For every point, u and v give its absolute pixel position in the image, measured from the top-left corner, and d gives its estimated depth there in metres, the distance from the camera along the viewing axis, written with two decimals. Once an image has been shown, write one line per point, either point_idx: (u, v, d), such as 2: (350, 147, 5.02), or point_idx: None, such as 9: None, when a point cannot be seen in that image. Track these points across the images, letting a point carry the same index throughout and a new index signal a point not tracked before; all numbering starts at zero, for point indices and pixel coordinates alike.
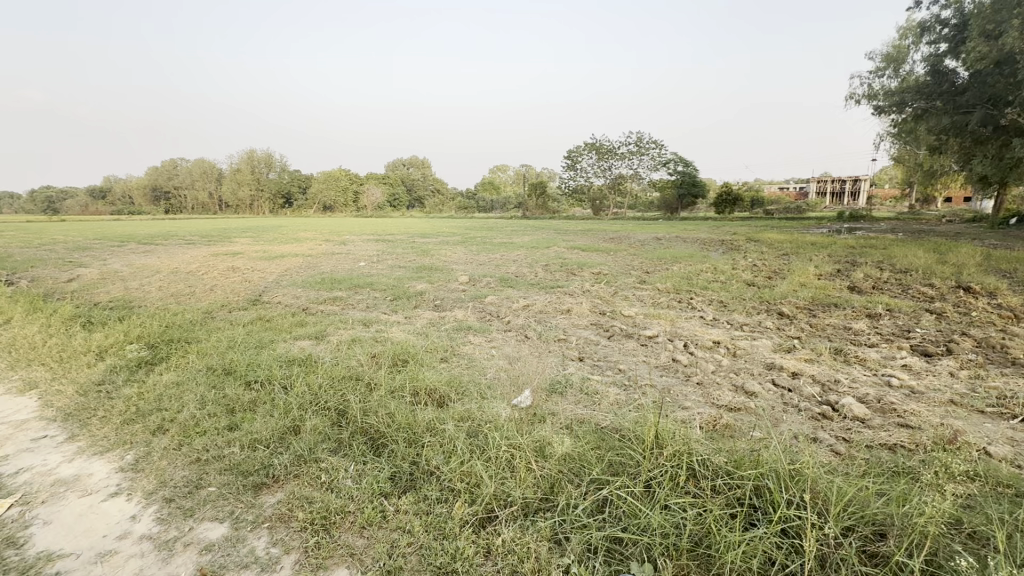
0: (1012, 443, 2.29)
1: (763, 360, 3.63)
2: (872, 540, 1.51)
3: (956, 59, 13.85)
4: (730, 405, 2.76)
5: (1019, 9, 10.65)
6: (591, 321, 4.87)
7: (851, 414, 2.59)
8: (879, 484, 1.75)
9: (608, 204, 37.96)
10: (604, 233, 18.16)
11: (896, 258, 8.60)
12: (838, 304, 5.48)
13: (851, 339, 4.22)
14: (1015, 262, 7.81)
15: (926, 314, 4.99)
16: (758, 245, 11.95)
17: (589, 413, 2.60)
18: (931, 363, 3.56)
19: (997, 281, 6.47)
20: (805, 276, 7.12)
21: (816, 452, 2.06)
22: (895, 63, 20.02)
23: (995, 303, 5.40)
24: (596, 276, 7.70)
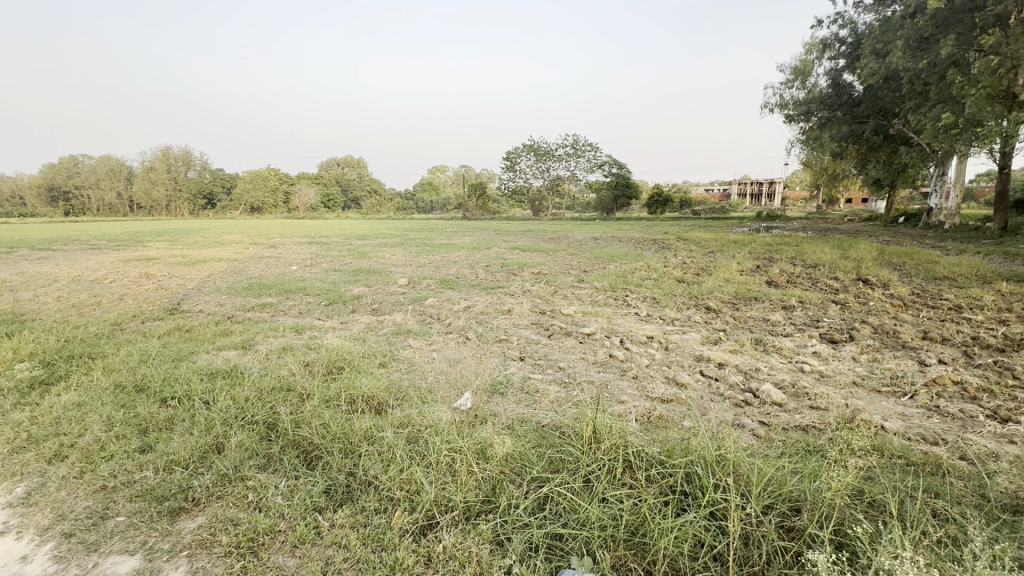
0: (903, 418, 2.58)
1: (693, 353, 3.82)
2: (789, 515, 1.63)
3: (852, 74, 15.40)
4: (663, 396, 2.89)
5: (903, 30, 11.97)
6: (531, 321, 4.92)
7: (771, 400, 2.79)
8: (795, 463, 1.89)
9: (547, 204, 38.76)
10: (544, 232, 18.47)
11: (805, 254, 9.42)
12: (758, 298, 5.90)
13: (769, 329, 4.56)
14: (903, 256, 8.78)
15: (832, 305, 5.49)
16: (686, 244, 12.67)
17: (530, 412, 2.62)
18: (837, 349, 3.92)
19: (889, 274, 7.25)
20: (728, 272, 7.62)
21: (740, 437, 2.20)
22: (802, 75, 21.93)
23: (889, 293, 6.05)
24: (536, 276, 7.83)
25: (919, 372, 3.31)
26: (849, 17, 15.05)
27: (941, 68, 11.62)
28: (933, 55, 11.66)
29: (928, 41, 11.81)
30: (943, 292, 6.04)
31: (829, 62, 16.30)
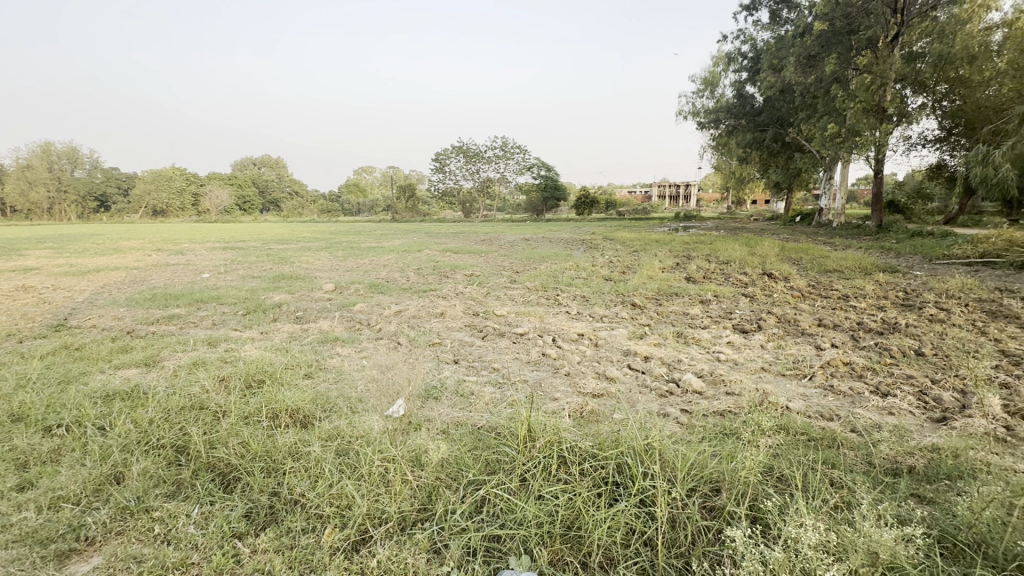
0: (804, 398, 2.85)
1: (621, 348, 3.98)
2: (710, 496, 1.75)
3: (753, 86, 16.85)
4: (594, 391, 2.99)
5: (794, 48, 13.28)
6: (465, 323, 4.89)
7: (692, 388, 2.97)
8: (715, 446, 2.03)
9: (478, 206, 38.79)
10: (476, 234, 18.45)
11: (718, 251, 10.17)
12: (678, 293, 6.27)
13: (689, 322, 4.88)
14: (800, 252, 9.72)
15: (742, 297, 5.97)
16: (612, 244, 13.18)
17: (466, 415, 2.60)
18: (748, 338, 4.26)
19: (789, 268, 8.00)
20: (651, 270, 8.03)
21: (665, 425, 2.33)
22: (711, 86, 23.67)
23: (790, 285, 6.67)
24: (469, 278, 7.81)
25: (816, 355, 3.69)
26: (749, 34, 16.47)
27: (826, 83, 13.01)
28: (818, 72, 13.05)
29: (815, 58, 13.20)
30: (833, 283, 6.77)
31: (734, 74, 17.72)
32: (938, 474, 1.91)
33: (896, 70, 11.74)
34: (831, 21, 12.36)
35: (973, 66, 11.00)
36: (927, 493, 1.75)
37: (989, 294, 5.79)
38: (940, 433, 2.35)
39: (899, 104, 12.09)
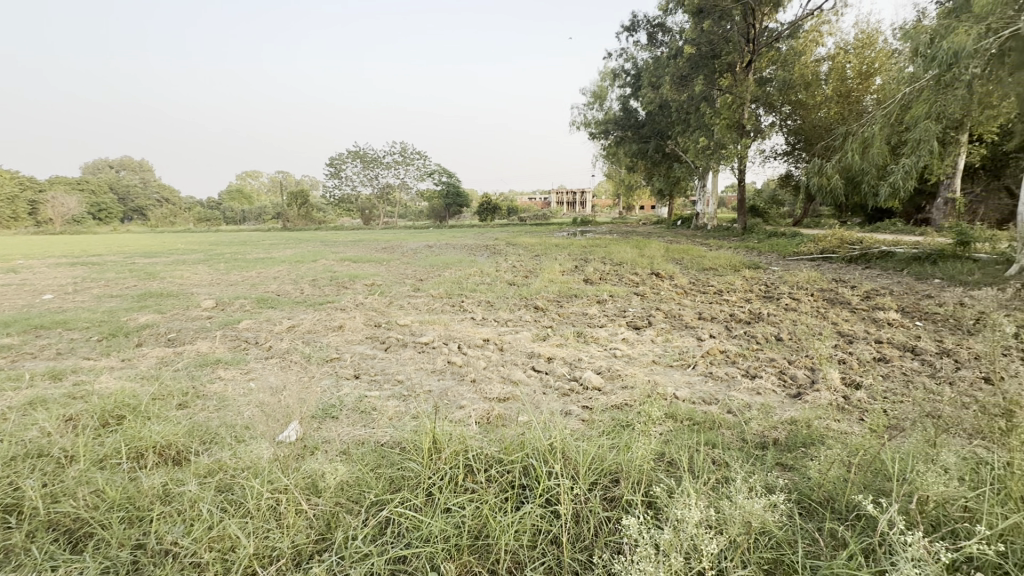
0: (689, 386, 3.12)
1: (525, 351, 4.05)
2: (610, 487, 1.84)
3: (636, 101, 18.30)
4: (500, 395, 3.01)
5: (669, 67, 14.65)
6: (366, 335, 4.67)
7: (592, 385, 3.12)
8: (613, 439, 2.14)
9: (378, 213, 37.53)
10: (376, 242, 17.80)
11: (612, 254, 10.85)
12: (577, 295, 6.55)
13: (588, 322, 5.13)
14: (681, 252, 10.71)
15: (634, 296, 6.42)
16: (515, 249, 13.48)
17: (368, 433, 2.47)
18: (640, 333, 4.59)
19: (673, 267, 8.76)
20: (552, 273, 8.33)
21: (568, 424, 2.41)
22: (600, 99, 25.30)
23: (674, 284, 7.31)
24: (369, 288, 7.50)
25: (697, 345, 4.07)
26: (630, 53, 17.86)
27: (697, 101, 14.51)
28: (690, 91, 14.53)
29: (686, 78, 14.69)
30: (709, 280, 7.53)
31: (619, 89, 19.11)
32: (796, 443, 2.20)
33: (751, 92, 13.48)
34: (698, 46, 13.84)
35: (808, 92, 12.98)
36: (789, 461, 2.00)
37: (828, 284, 6.83)
38: (797, 406, 2.71)
39: (755, 122, 13.86)
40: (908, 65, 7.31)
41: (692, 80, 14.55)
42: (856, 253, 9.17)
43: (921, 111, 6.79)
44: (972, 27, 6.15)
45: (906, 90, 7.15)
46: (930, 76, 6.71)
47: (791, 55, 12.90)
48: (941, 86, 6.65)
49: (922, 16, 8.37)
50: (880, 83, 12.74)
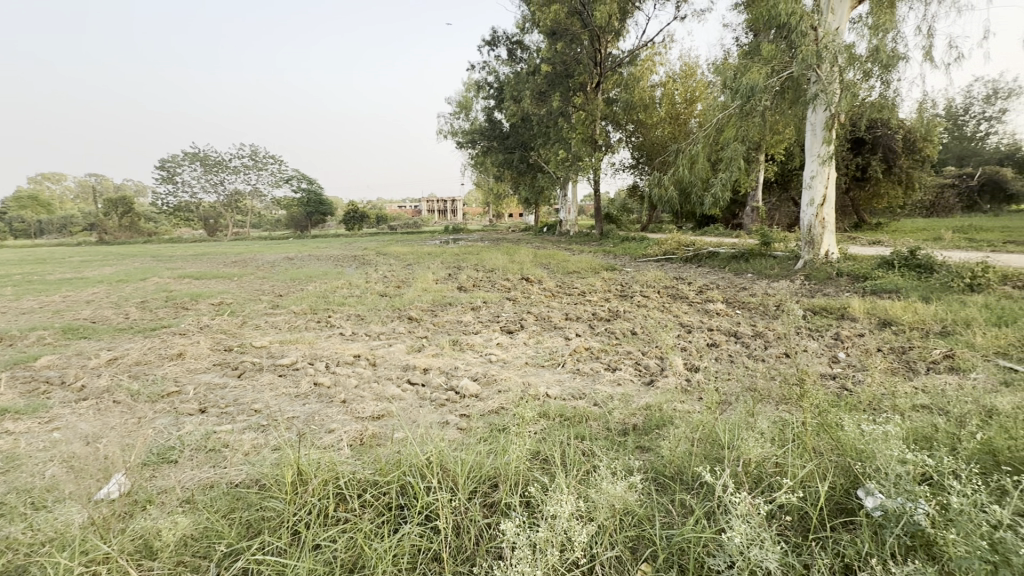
0: (559, 384, 3.31)
1: (400, 364, 3.92)
2: (488, 494, 1.85)
3: (500, 112, 19.03)
4: (374, 414, 2.87)
5: (529, 83, 15.55)
6: (213, 362, 4.10)
7: (468, 393, 3.13)
8: (490, 444, 2.16)
9: (225, 223, 33.48)
10: (225, 255, 15.85)
11: (484, 261, 11.08)
12: (451, 303, 6.54)
13: (463, 329, 5.15)
14: (548, 257, 11.35)
15: (507, 301, 6.62)
16: (386, 258, 13.04)
17: (218, 474, 2.16)
18: (513, 337, 4.74)
19: (541, 271, 9.24)
20: (425, 282, 8.21)
21: (445, 435, 2.38)
22: (466, 109, 25.81)
23: (542, 287, 7.71)
24: (217, 307, 6.63)
25: (566, 345, 4.33)
26: (492, 67, 18.52)
27: (555, 116, 15.58)
28: (548, 106, 15.60)
29: (544, 94, 15.78)
30: (573, 283, 8.09)
31: (483, 101, 19.68)
32: (651, 426, 2.45)
33: (601, 110, 14.88)
34: (553, 65, 14.90)
35: (647, 113, 14.72)
36: (646, 443, 2.23)
37: (671, 282, 7.79)
38: (650, 393, 3.03)
39: (605, 138, 15.29)
40: (719, 95, 8.70)
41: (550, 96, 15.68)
42: (690, 254, 10.62)
43: (730, 134, 8.12)
44: (762, 67, 7.54)
45: (719, 115, 8.49)
46: (736, 104, 8.06)
47: (632, 79, 14.54)
48: (743, 114, 8.03)
49: (727, 54, 10.04)
50: (700, 109, 15.07)
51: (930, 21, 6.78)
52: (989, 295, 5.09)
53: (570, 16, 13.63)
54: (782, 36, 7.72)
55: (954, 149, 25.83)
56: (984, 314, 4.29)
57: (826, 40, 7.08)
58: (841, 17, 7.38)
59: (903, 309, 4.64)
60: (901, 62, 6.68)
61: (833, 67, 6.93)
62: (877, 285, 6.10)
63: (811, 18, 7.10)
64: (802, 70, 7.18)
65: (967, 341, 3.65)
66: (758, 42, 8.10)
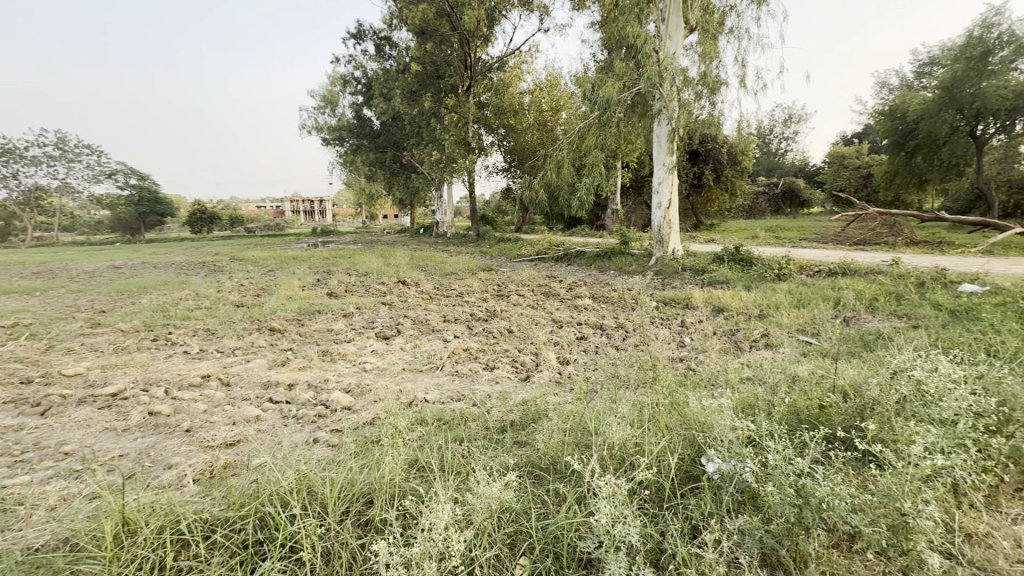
0: (438, 387, 3.26)
1: (260, 381, 3.52)
2: (363, 512, 1.74)
3: (369, 110, 18.47)
4: (227, 441, 2.53)
5: (397, 83, 15.77)
6: (3, 399, 3.26)
7: (340, 406, 2.93)
8: (364, 458, 2.04)
9: (22, 225, 27.13)
10: (20, 265, 12.81)
11: (357, 264, 10.53)
12: (320, 311, 6.07)
13: (334, 338, 4.81)
14: (425, 259, 11.16)
15: (382, 306, 6.35)
16: (242, 264, 11.68)
17: (8, 540, 1.71)
18: (389, 343, 4.56)
19: (417, 274, 9.04)
20: (290, 289, 7.53)
21: (314, 454, 2.20)
22: (331, 104, 24.31)
23: (419, 290, 7.55)
24: (9, 330, 5.32)
25: (444, 347, 4.29)
26: (360, 62, 17.75)
27: (427, 116, 15.78)
28: (420, 106, 15.61)
29: (415, 94, 15.73)
30: (451, 284, 8.05)
31: (350, 96, 18.74)
32: (527, 421, 2.53)
33: (473, 113, 15.08)
34: (423, 65, 14.80)
35: (517, 118, 15.25)
36: (522, 438, 2.29)
37: (544, 280, 8.17)
38: (526, 388, 3.13)
39: (478, 140, 15.50)
40: (581, 105, 9.38)
41: (421, 96, 15.70)
42: (560, 254, 11.25)
43: (591, 142, 8.78)
44: (615, 83, 8.29)
45: (581, 124, 9.15)
46: (596, 114, 8.74)
47: (502, 85, 15.00)
48: (602, 124, 8.74)
49: (586, 68, 10.85)
50: (564, 118, 16.10)
51: (743, 54, 8.08)
52: (791, 283, 6.23)
53: (439, 17, 13.62)
54: (631, 56, 8.58)
55: (763, 163, 31.13)
56: (788, 298, 5.23)
57: (666, 62, 8.04)
58: (677, 43, 8.38)
59: (731, 297, 5.45)
60: (723, 86, 7.85)
61: (672, 86, 7.88)
62: (712, 277, 7.07)
63: (653, 42, 8.02)
64: (648, 87, 8.06)
65: (777, 321, 4.41)
66: (612, 60, 8.89)
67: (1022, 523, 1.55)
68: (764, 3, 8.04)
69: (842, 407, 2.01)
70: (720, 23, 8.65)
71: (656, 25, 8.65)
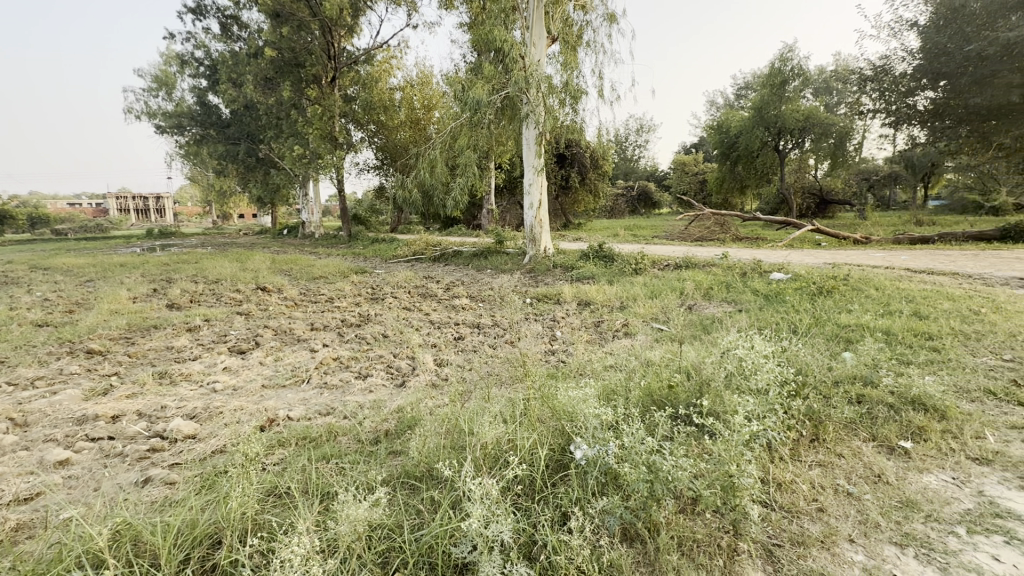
0: (303, 402, 3.00)
1: (72, 416, 2.89)
2: (207, 556, 1.52)
3: (216, 96, 16.36)
4: (19, 496, 2.01)
5: (248, 68, 14.22)
6: None
7: (182, 436, 2.53)
8: (211, 492, 1.78)
9: None
10: None
11: (205, 270, 9.27)
12: (156, 327, 5.19)
13: (175, 357, 4.15)
14: (289, 263, 10.23)
15: (237, 317, 5.66)
16: (49, 274, 9.56)
17: None
18: (245, 358, 4.07)
19: (281, 279, 8.25)
20: (116, 302, 6.35)
21: (144, 498, 1.86)
22: (167, 87, 21.06)
23: (282, 297, 6.88)
24: None
25: (311, 358, 3.96)
26: (202, 40, 15.66)
27: (285, 107, 14.42)
28: (277, 95, 14.25)
29: (272, 81, 14.35)
30: (319, 289, 7.49)
31: (191, 79, 16.42)
32: (402, 428, 2.44)
33: (339, 107, 14.22)
34: (279, 50, 13.54)
35: (387, 114, 14.74)
36: (397, 447, 2.20)
37: (421, 282, 8.00)
38: (401, 394, 3.03)
39: (346, 136, 14.65)
40: (452, 105, 9.35)
41: (278, 84, 14.36)
42: (437, 254, 11.14)
43: (464, 142, 8.80)
44: (484, 85, 8.44)
45: (453, 124, 9.12)
46: (467, 115, 8.78)
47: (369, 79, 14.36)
48: (473, 124, 8.82)
49: (456, 68, 10.87)
50: (437, 117, 15.97)
51: (599, 67, 8.74)
52: (645, 277, 6.92)
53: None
54: (499, 60, 8.80)
55: (621, 168, 34.25)
56: (643, 290, 5.80)
57: (531, 69, 8.38)
58: (541, 51, 8.79)
59: (596, 291, 5.88)
60: (583, 96, 8.43)
61: (538, 92, 8.24)
62: (580, 273, 7.57)
63: (519, 48, 8.31)
64: (516, 91, 8.32)
65: (634, 311, 4.87)
66: (481, 62, 9.03)
67: (815, 467, 1.91)
68: (614, 22, 8.80)
69: (685, 386, 2.28)
70: (579, 36, 9.28)
71: (521, 32, 8.93)
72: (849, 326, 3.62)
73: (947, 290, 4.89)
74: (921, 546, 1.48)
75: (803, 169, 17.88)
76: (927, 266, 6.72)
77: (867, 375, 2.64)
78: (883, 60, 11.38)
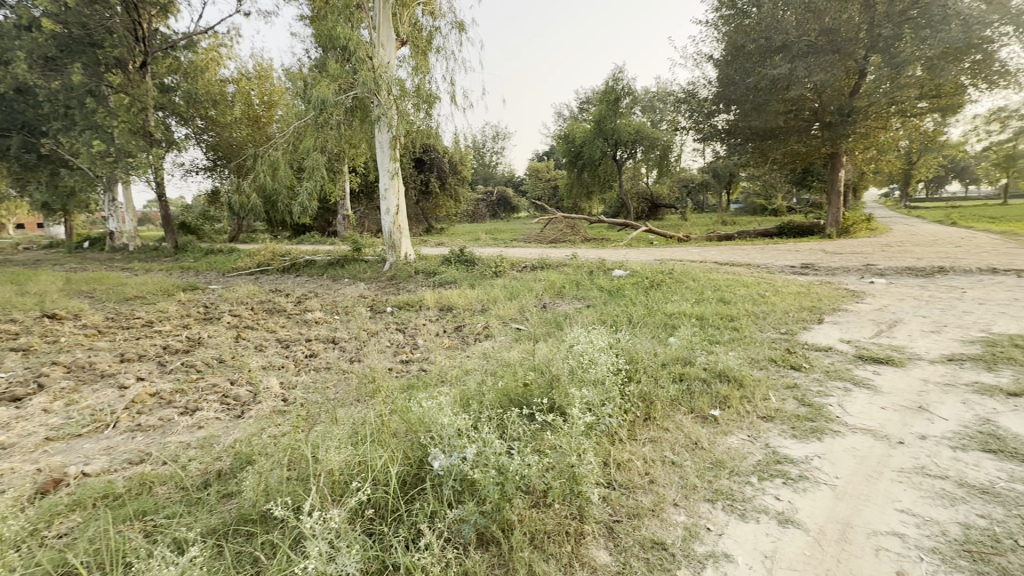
0: (106, 453, 2.46)
1: None
2: None
3: None
4: None
5: (18, 42, 11.37)
6: None
7: None
8: None
9: None
10: None
11: None
12: None
13: None
14: (91, 283, 8.43)
15: (11, 354, 4.46)
16: None
17: None
18: (22, 406, 3.22)
19: (79, 303, 6.75)
20: None
21: None
22: None
23: (80, 324, 5.62)
24: None
25: (118, 397, 3.29)
26: None
27: (78, 94, 11.87)
28: (65, 79, 11.65)
29: (57, 62, 11.70)
30: (135, 312, 6.30)
31: None
32: (237, 466, 2.14)
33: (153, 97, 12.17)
34: (64, 24, 11.09)
35: (218, 109, 13.02)
36: (230, 488, 1.93)
37: (267, 296, 7.22)
38: (240, 426, 2.68)
39: (164, 132, 12.58)
40: (294, 103, 8.60)
41: (65, 65, 11.74)
42: (286, 264, 10.18)
43: (310, 144, 8.16)
44: (330, 83, 7.91)
45: (296, 123, 8.40)
46: (312, 114, 8.14)
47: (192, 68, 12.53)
48: (319, 125, 8.22)
49: (298, 62, 10.03)
50: (279, 114, 14.61)
51: (450, 74, 8.83)
52: (505, 279, 7.19)
53: None
54: (346, 58, 8.34)
55: (480, 173, 35.21)
56: (503, 292, 5.98)
57: (381, 70, 8.10)
58: (390, 53, 8.57)
59: (458, 296, 5.92)
60: (435, 101, 8.42)
61: (390, 95, 8.00)
62: (442, 278, 7.55)
63: (366, 48, 7.98)
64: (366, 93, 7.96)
65: (494, 313, 5.01)
66: (326, 59, 8.46)
67: (648, 443, 2.14)
68: (463, 31, 8.96)
69: (539, 382, 2.39)
70: (429, 41, 9.25)
71: (369, 31, 8.60)
72: (674, 314, 4.17)
73: (744, 278, 5.92)
74: (726, 499, 1.75)
75: (636, 177, 20.22)
76: (730, 259, 8.07)
77: (687, 356, 3.05)
78: (690, 85, 13.37)
